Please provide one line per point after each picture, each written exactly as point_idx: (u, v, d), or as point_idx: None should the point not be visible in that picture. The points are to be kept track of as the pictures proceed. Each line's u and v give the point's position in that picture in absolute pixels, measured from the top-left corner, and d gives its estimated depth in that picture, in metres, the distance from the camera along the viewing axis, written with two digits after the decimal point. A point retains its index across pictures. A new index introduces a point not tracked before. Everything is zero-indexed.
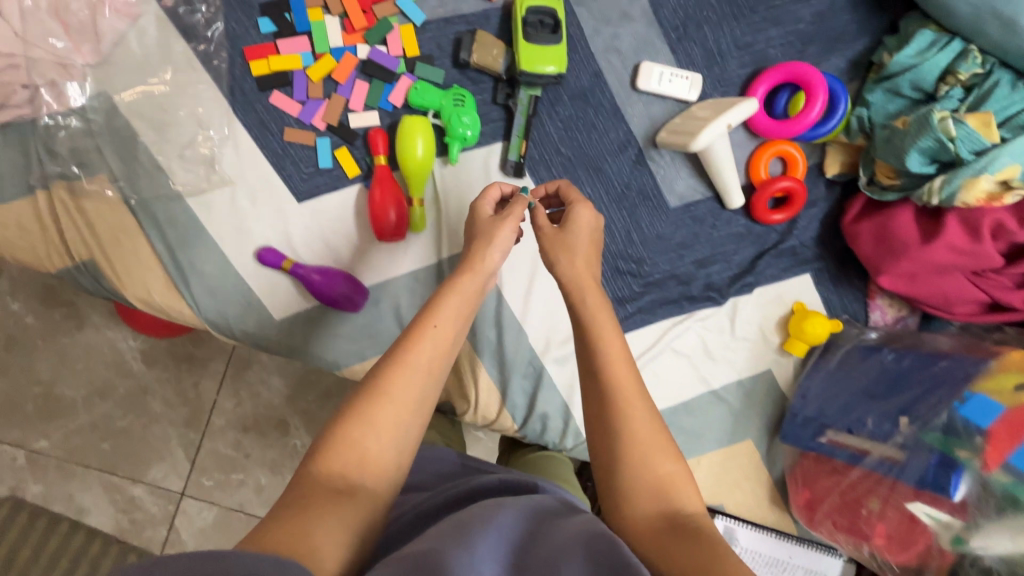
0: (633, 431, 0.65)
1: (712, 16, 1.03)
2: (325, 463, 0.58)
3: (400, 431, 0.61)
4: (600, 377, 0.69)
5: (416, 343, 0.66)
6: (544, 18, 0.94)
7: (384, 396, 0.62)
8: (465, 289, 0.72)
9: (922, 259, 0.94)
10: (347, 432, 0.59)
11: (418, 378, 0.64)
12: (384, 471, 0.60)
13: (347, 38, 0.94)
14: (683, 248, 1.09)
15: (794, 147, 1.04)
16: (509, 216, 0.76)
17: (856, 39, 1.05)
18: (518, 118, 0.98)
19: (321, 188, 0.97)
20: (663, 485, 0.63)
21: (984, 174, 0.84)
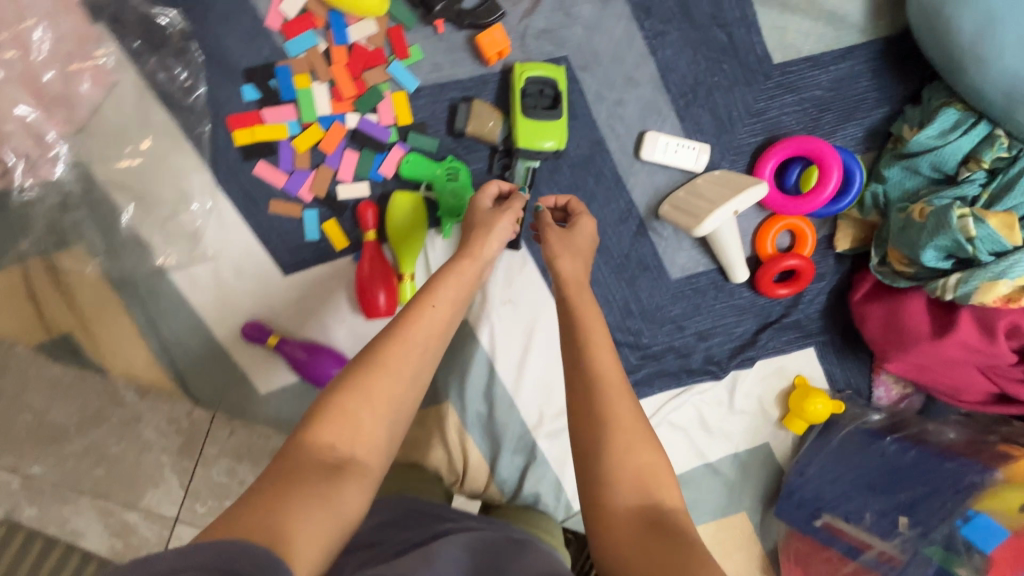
0: (617, 421, 0.63)
1: (724, 80, 0.96)
2: (315, 434, 0.57)
3: (393, 407, 0.60)
4: (586, 370, 0.67)
5: (413, 319, 0.65)
6: (544, 89, 0.89)
7: (380, 369, 0.61)
8: (466, 272, 0.72)
9: (932, 352, 0.90)
10: (340, 404, 0.59)
11: (416, 354, 0.63)
12: (376, 447, 0.59)
13: (335, 106, 0.89)
14: (683, 321, 1.05)
15: (804, 222, 1.00)
16: (508, 213, 0.76)
17: (876, 107, 0.98)
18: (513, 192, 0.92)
19: (307, 260, 0.93)
20: (644, 479, 0.61)
21: (1003, 279, 0.81)
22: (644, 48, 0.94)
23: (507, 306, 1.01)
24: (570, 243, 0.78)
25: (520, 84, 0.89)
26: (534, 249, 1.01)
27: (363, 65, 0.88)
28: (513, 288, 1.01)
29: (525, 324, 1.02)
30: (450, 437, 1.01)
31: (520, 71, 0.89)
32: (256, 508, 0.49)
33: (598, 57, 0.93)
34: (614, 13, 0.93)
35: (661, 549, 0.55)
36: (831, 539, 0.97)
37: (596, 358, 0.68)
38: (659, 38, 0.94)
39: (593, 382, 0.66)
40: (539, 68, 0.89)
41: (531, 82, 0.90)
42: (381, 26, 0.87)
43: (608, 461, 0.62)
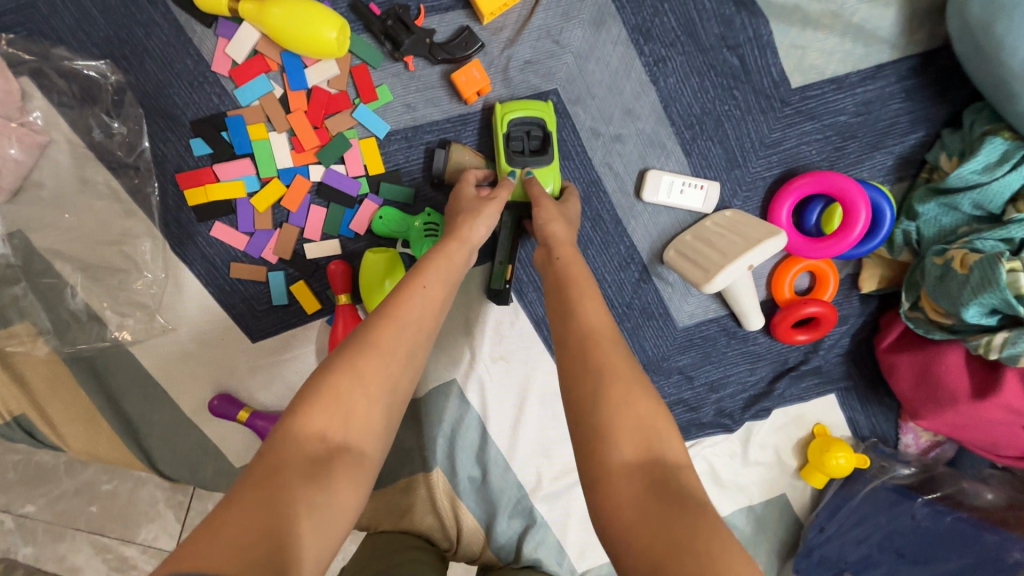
0: (610, 368, 0.57)
1: (735, 109, 0.85)
2: (304, 419, 0.51)
3: (389, 390, 0.55)
4: (576, 327, 0.61)
5: (406, 294, 0.60)
6: (531, 131, 0.79)
7: (373, 351, 0.55)
8: (452, 254, 0.66)
9: (971, 413, 0.81)
10: (331, 386, 0.53)
11: (409, 335, 0.58)
12: (371, 431, 0.53)
13: (296, 158, 0.79)
14: (691, 372, 0.96)
15: (826, 263, 0.90)
16: (492, 200, 0.73)
17: (908, 132, 0.87)
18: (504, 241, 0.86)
19: (276, 326, 0.85)
20: (646, 430, 0.54)
21: None
22: (644, 76, 0.83)
23: (499, 364, 0.93)
24: (562, 210, 0.75)
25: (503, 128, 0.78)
26: (527, 301, 0.94)
27: (325, 110, 0.78)
28: (505, 345, 0.93)
29: (519, 381, 0.94)
30: (442, 503, 0.93)
31: (501, 112, 0.78)
32: (240, 507, 0.44)
33: (591, 89, 0.83)
34: (609, 38, 0.81)
35: (664, 509, 0.48)
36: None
37: (587, 312, 0.62)
38: (661, 64, 0.83)
39: (585, 333, 0.60)
40: (524, 107, 0.78)
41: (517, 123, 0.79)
42: (343, 66, 0.77)
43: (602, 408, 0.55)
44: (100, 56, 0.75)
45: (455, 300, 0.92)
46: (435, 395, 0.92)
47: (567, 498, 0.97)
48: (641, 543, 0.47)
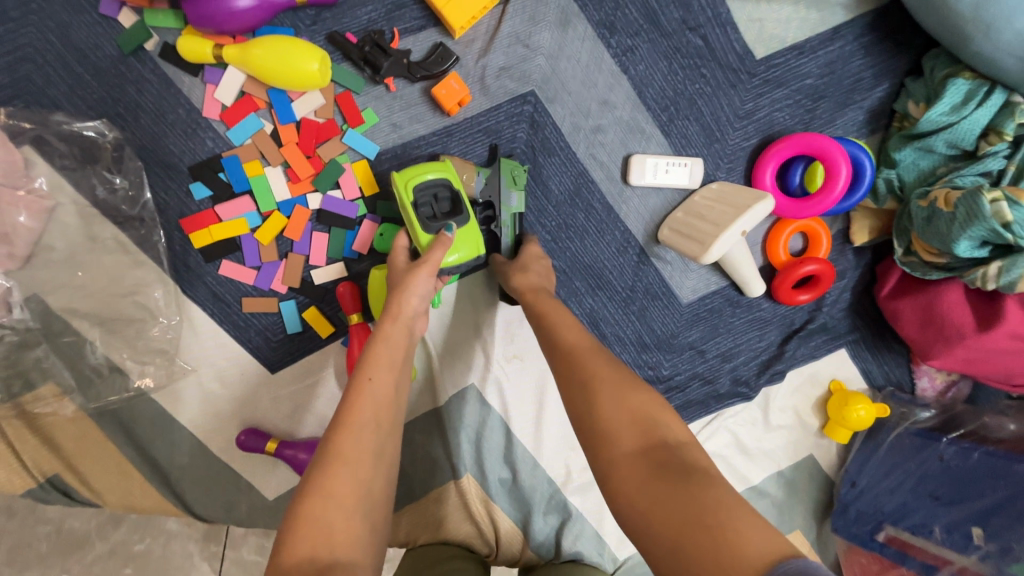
0: (598, 379, 0.65)
1: (706, 86, 0.89)
2: (290, 550, 0.53)
3: (366, 496, 0.58)
4: (560, 349, 0.70)
5: (358, 394, 0.63)
6: (438, 194, 0.76)
7: (339, 458, 0.58)
8: (394, 338, 0.69)
9: (980, 347, 0.82)
10: (311, 508, 0.55)
11: (368, 434, 0.61)
12: (357, 540, 0.56)
13: (294, 189, 0.82)
14: (702, 346, 0.98)
15: (816, 222, 0.92)
16: (422, 265, 0.72)
17: (873, 86, 0.91)
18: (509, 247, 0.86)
19: (294, 354, 0.86)
20: (640, 419, 0.61)
21: None
22: (615, 67, 0.87)
23: (514, 362, 0.95)
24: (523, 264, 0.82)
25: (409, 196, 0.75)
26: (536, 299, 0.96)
27: (316, 139, 0.81)
28: (518, 343, 0.95)
29: (537, 377, 0.96)
30: (478, 508, 0.94)
31: (404, 182, 0.75)
32: None
33: (567, 86, 0.86)
34: (577, 36, 0.85)
35: (669, 482, 0.54)
36: (901, 556, 0.89)
37: (566, 345, 0.71)
38: (629, 53, 0.86)
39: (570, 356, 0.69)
40: (426, 171, 0.75)
41: (423, 187, 0.76)
42: (328, 95, 0.80)
43: (603, 409, 0.62)
44: (97, 116, 0.78)
45: (464, 306, 0.94)
46: (457, 402, 0.94)
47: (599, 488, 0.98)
48: (658, 520, 0.52)
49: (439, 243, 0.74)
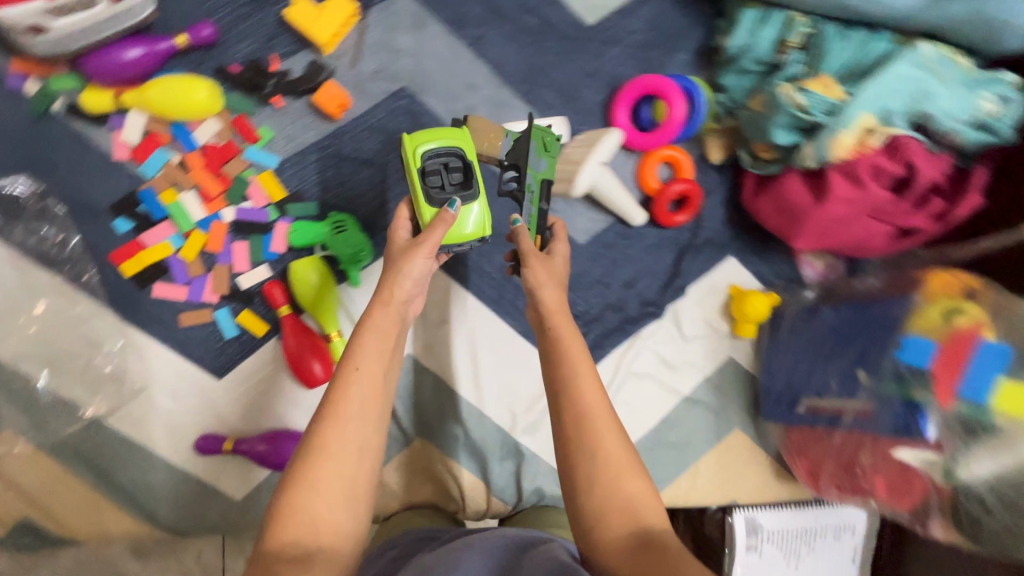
0: (607, 456, 0.66)
1: (552, 56, 1.04)
2: (275, 537, 0.59)
3: (351, 487, 0.62)
4: (572, 404, 0.68)
5: (344, 394, 0.65)
6: (443, 162, 0.80)
7: (322, 453, 0.62)
8: (383, 326, 0.71)
9: (823, 218, 0.96)
10: (294, 507, 0.60)
11: (353, 427, 0.64)
12: (340, 529, 0.61)
13: (208, 208, 0.92)
14: (607, 278, 1.10)
15: (675, 149, 1.06)
16: (420, 246, 0.75)
17: (692, 30, 1.07)
18: (535, 211, 0.88)
19: (236, 357, 0.94)
20: (632, 507, 0.64)
21: (842, 131, 0.88)
22: (471, 55, 1.01)
23: (444, 326, 1.04)
24: (550, 270, 0.80)
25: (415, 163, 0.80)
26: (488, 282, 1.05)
27: (220, 160, 0.92)
28: (444, 308, 1.04)
29: (466, 338, 1.05)
30: (439, 469, 1.03)
31: (413, 149, 0.80)
32: None
33: (434, 78, 1.00)
34: (432, 34, 0.99)
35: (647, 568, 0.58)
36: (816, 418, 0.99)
37: (588, 406, 0.68)
38: (480, 41, 1.01)
39: (582, 414, 0.68)
40: (434, 139, 0.80)
41: (429, 156, 0.81)
42: (224, 120, 0.92)
43: (602, 499, 0.64)
44: (17, 176, 0.88)
45: None
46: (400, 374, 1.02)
47: (545, 428, 1.06)
48: None
49: (440, 220, 0.76)
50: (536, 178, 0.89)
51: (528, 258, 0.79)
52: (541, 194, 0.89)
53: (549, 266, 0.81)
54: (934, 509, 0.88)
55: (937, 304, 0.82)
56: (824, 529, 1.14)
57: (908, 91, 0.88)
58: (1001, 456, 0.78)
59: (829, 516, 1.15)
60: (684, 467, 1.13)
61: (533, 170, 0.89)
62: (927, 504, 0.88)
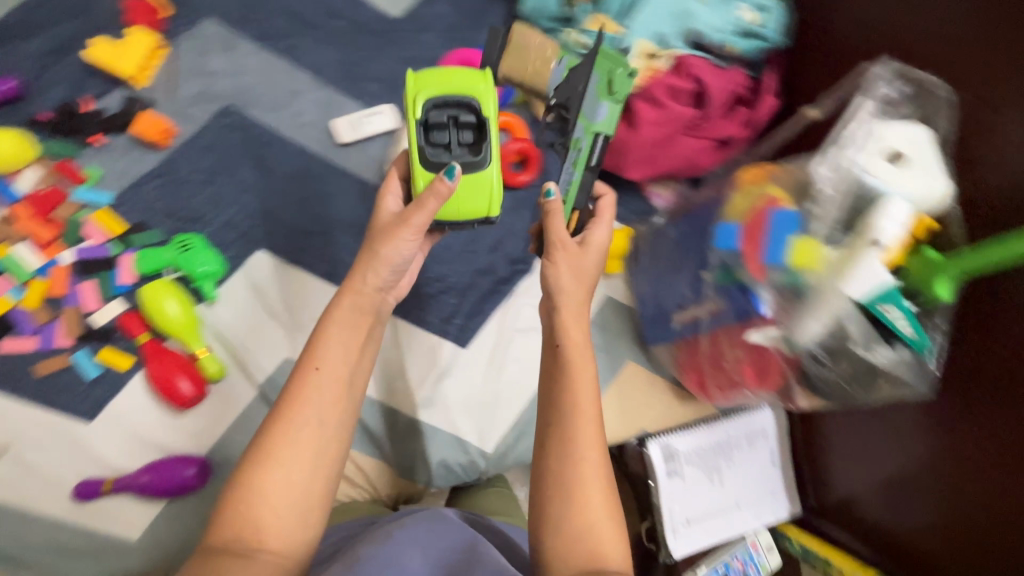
0: (580, 479, 0.71)
1: (368, 52, 1.11)
2: (223, 531, 0.65)
3: (302, 487, 0.68)
4: (561, 424, 0.74)
5: (303, 398, 0.71)
6: (455, 117, 0.83)
7: (274, 457, 0.68)
8: (346, 322, 0.77)
9: (642, 141, 1.03)
10: (237, 508, 0.66)
11: (309, 431, 0.70)
12: (287, 526, 0.67)
13: (45, 254, 0.93)
14: (472, 247, 1.15)
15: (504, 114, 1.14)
16: (409, 223, 0.77)
17: (493, 8, 1.18)
18: (575, 176, 0.94)
19: (103, 397, 0.93)
20: (590, 542, 0.69)
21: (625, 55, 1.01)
22: (288, 64, 1.07)
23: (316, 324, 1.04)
24: (575, 267, 0.84)
25: (418, 113, 0.82)
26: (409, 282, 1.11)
27: (49, 206, 0.94)
28: (314, 306, 1.04)
29: None
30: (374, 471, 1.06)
31: (417, 106, 0.83)
32: None
33: (256, 91, 1.05)
34: (246, 53, 1.05)
35: None
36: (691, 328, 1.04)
37: (576, 430, 0.73)
38: (294, 50, 1.08)
39: (568, 434, 0.73)
40: (447, 93, 0.83)
41: (439, 112, 0.84)
42: (45, 167, 0.96)
43: (565, 526, 0.70)
44: None
45: (244, 294, 1.02)
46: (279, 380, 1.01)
47: (442, 402, 1.08)
48: None
49: (432, 189, 0.75)
50: (588, 135, 0.94)
51: (553, 249, 0.84)
52: (587, 157, 0.94)
53: (581, 259, 0.85)
54: (793, 385, 0.95)
55: (745, 193, 0.89)
56: (734, 439, 1.22)
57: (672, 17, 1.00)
58: (822, 315, 0.81)
59: (738, 427, 1.22)
60: None
61: (585, 119, 0.93)
62: (789, 381, 0.95)
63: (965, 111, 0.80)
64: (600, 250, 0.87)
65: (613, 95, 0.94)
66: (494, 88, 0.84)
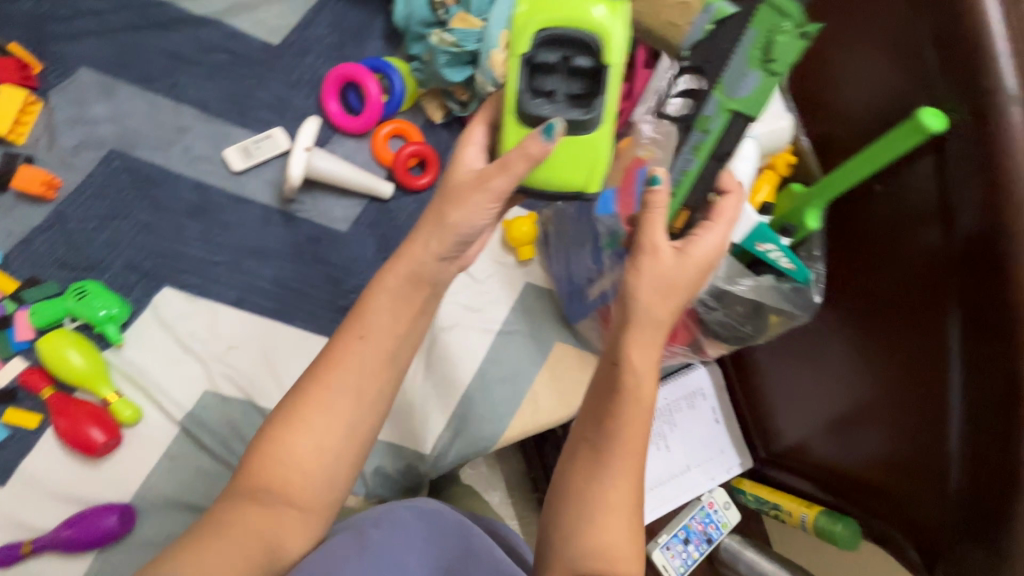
0: (609, 507, 0.70)
1: (252, 78, 1.12)
2: (250, 479, 0.68)
3: (329, 452, 0.69)
4: (610, 428, 0.72)
5: (347, 367, 0.71)
6: (568, 57, 0.69)
7: (305, 422, 0.69)
8: (399, 287, 0.73)
9: None
10: (262, 466, 0.68)
11: (345, 403, 0.70)
12: (313, 486, 0.68)
13: None
14: (384, 252, 1.14)
15: (394, 120, 1.16)
16: (485, 191, 0.69)
17: (374, 18, 1.19)
18: (694, 165, 0.81)
19: (15, 456, 0.93)
20: (604, 556, 0.68)
21: (493, 50, 0.99)
22: (171, 102, 1.08)
23: (233, 351, 1.05)
24: (667, 270, 0.73)
25: (525, 47, 0.69)
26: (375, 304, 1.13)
27: None
28: (231, 334, 1.05)
29: (259, 352, 1.06)
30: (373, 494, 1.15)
31: (525, 32, 0.69)
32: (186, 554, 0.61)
33: (141, 132, 1.06)
34: (126, 96, 1.06)
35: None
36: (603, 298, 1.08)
37: (616, 424, 0.72)
38: (175, 86, 1.08)
39: (609, 426, 0.72)
40: (559, 24, 0.68)
41: (551, 43, 0.69)
42: None
43: (573, 545, 0.69)
44: None
45: (154, 333, 1.02)
46: (198, 415, 1.00)
47: None
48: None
49: (521, 149, 0.66)
50: (723, 114, 0.79)
51: (639, 254, 0.74)
52: (715, 146, 0.80)
53: (670, 270, 0.74)
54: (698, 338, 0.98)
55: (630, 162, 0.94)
56: (672, 403, 1.27)
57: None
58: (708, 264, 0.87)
59: (673, 391, 1.27)
60: (523, 397, 1.17)
61: (723, 92, 0.79)
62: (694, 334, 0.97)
63: None
64: (698, 265, 0.74)
65: (768, 63, 0.77)
66: (621, 22, 0.69)
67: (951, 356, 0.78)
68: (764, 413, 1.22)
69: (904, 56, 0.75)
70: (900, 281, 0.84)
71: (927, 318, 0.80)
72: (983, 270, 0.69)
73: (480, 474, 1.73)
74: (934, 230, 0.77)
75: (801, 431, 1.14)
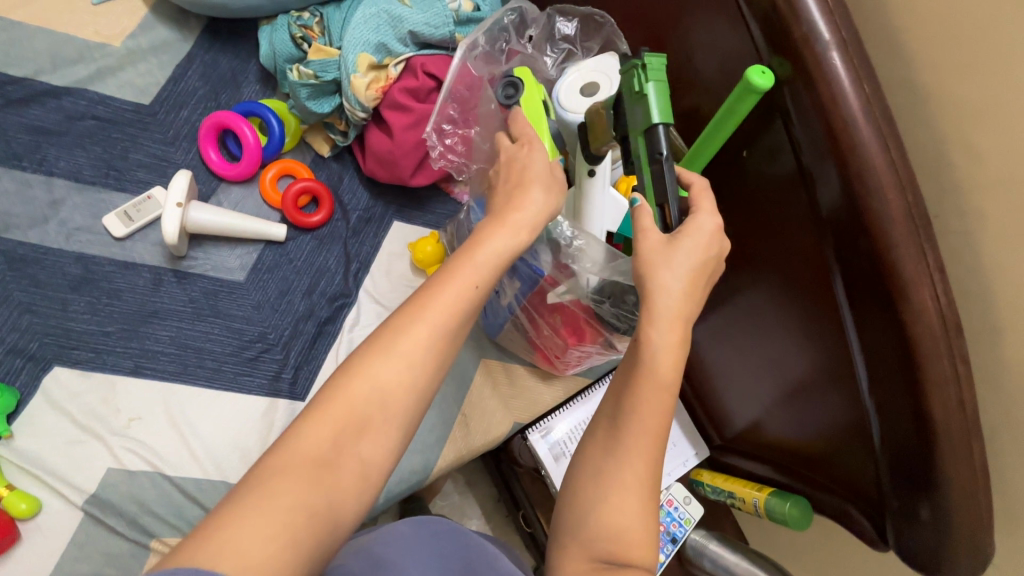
0: (623, 484, 0.65)
1: (126, 141, 1.10)
2: (311, 431, 0.56)
3: (415, 394, 0.59)
4: (634, 404, 0.66)
5: (450, 308, 0.62)
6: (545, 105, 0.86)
7: (393, 353, 0.59)
8: (503, 231, 0.67)
9: (404, 147, 1.05)
10: (344, 398, 0.57)
11: (432, 348, 0.61)
12: (391, 431, 0.58)
13: None
14: (287, 294, 1.12)
15: (276, 162, 1.14)
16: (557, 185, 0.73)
17: (247, 65, 1.19)
18: (646, 180, 0.71)
19: None
20: (625, 535, 0.64)
21: (353, 75, 1.01)
22: (41, 177, 1.05)
23: (135, 422, 0.99)
24: (676, 249, 0.66)
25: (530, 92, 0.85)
26: (293, 352, 1.09)
27: None
28: (131, 405, 1.00)
29: (165, 418, 1.01)
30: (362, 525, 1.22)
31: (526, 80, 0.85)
32: (248, 518, 0.50)
33: (11, 213, 1.03)
34: None
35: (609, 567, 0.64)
36: (509, 308, 1.02)
37: (638, 390, 0.66)
38: (44, 161, 1.06)
39: (630, 389, 0.67)
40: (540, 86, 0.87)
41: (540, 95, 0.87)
42: None
43: (587, 532, 0.66)
44: None
45: (46, 414, 0.97)
46: (99, 496, 0.94)
47: None
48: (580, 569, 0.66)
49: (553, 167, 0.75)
50: (634, 141, 0.72)
51: (639, 236, 0.68)
52: (647, 151, 0.69)
53: (672, 253, 0.66)
54: (605, 334, 0.95)
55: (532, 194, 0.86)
56: None
57: (383, 25, 1.02)
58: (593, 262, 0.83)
59: None
60: (453, 420, 1.13)
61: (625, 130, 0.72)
62: (599, 331, 0.95)
63: (634, 32, 0.93)
64: (701, 246, 0.67)
65: (632, 92, 0.69)
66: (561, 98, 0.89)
67: (844, 315, 0.73)
68: (709, 402, 1.17)
69: (725, 10, 0.74)
70: (792, 244, 0.80)
71: (821, 277, 0.77)
72: (850, 226, 0.66)
73: (452, 505, 1.64)
74: (801, 190, 0.75)
75: (745, 414, 1.09)
